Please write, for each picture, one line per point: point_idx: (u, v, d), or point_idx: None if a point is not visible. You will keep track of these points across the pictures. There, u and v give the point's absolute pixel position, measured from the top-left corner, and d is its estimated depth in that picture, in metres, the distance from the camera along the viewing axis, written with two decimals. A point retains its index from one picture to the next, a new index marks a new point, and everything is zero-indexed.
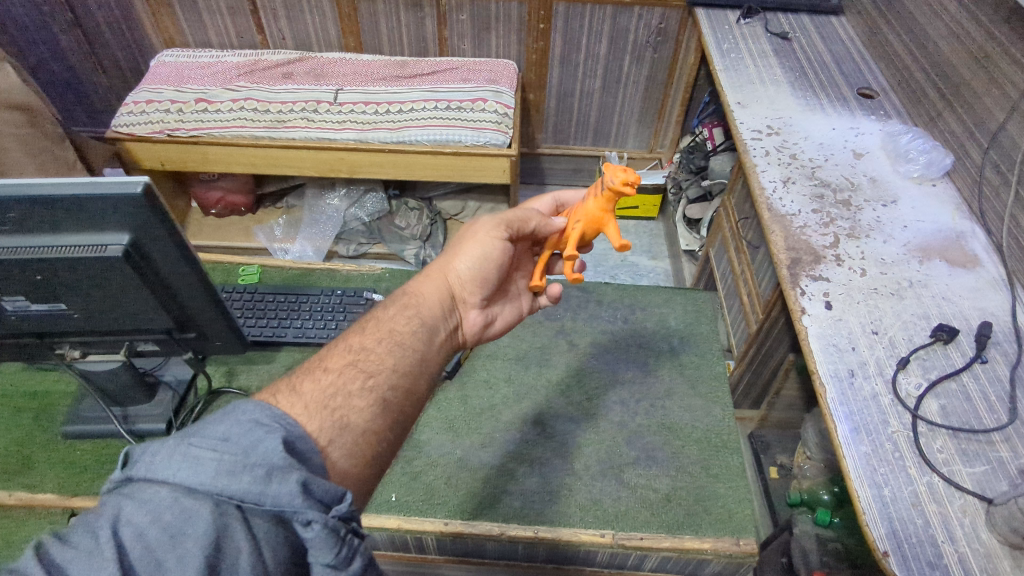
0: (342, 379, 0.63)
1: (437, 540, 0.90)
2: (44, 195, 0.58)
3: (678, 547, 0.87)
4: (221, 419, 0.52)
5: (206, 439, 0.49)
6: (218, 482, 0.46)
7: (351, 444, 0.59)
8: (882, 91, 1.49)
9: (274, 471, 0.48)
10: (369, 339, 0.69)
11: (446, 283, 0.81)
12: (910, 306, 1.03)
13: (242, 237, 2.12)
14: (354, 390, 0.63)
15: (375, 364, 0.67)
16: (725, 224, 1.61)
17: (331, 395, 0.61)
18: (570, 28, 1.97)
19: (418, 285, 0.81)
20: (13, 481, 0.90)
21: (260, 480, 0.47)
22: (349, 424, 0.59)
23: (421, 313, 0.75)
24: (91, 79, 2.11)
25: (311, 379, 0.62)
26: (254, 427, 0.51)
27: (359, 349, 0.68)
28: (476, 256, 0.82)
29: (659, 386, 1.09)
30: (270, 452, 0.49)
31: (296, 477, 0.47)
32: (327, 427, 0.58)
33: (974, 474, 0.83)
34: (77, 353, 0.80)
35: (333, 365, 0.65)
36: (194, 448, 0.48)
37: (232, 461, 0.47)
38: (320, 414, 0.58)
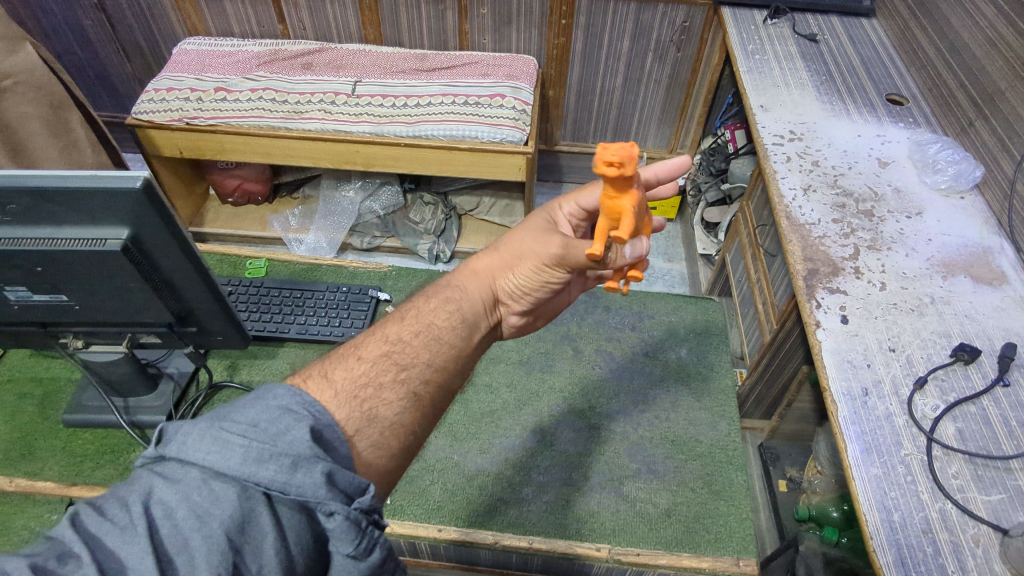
0: (375, 369, 0.61)
1: (431, 545, 0.89)
2: (46, 189, 0.58)
3: (676, 565, 0.85)
4: (252, 403, 0.51)
5: (236, 424, 0.48)
6: (246, 468, 0.45)
7: (379, 435, 0.56)
8: (912, 98, 1.44)
9: (299, 461, 0.47)
10: (405, 330, 0.66)
11: (492, 285, 0.79)
12: (931, 323, 0.99)
13: (257, 227, 2.14)
14: (386, 382, 0.60)
15: (409, 357, 0.64)
16: (743, 229, 1.57)
17: (362, 385, 0.59)
18: (592, 24, 1.94)
19: (466, 279, 0.78)
20: (13, 468, 0.92)
21: (286, 470, 0.46)
22: (377, 416, 0.57)
23: (461, 313, 0.73)
24: (115, 65, 2.14)
25: (343, 367, 0.60)
26: (284, 415, 0.50)
27: (396, 339, 0.65)
28: (530, 272, 0.77)
29: (664, 396, 1.07)
30: (297, 441, 0.48)
31: (321, 468, 0.47)
32: (355, 416, 0.56)
33: (989, 503, 0.79)
34: (80, 343, 0.81)
35: (366, 355, 0.63)
36: (226, 432, 0.47)
37: (260, 449, 0.46)
38: (349, 403, 0.56)
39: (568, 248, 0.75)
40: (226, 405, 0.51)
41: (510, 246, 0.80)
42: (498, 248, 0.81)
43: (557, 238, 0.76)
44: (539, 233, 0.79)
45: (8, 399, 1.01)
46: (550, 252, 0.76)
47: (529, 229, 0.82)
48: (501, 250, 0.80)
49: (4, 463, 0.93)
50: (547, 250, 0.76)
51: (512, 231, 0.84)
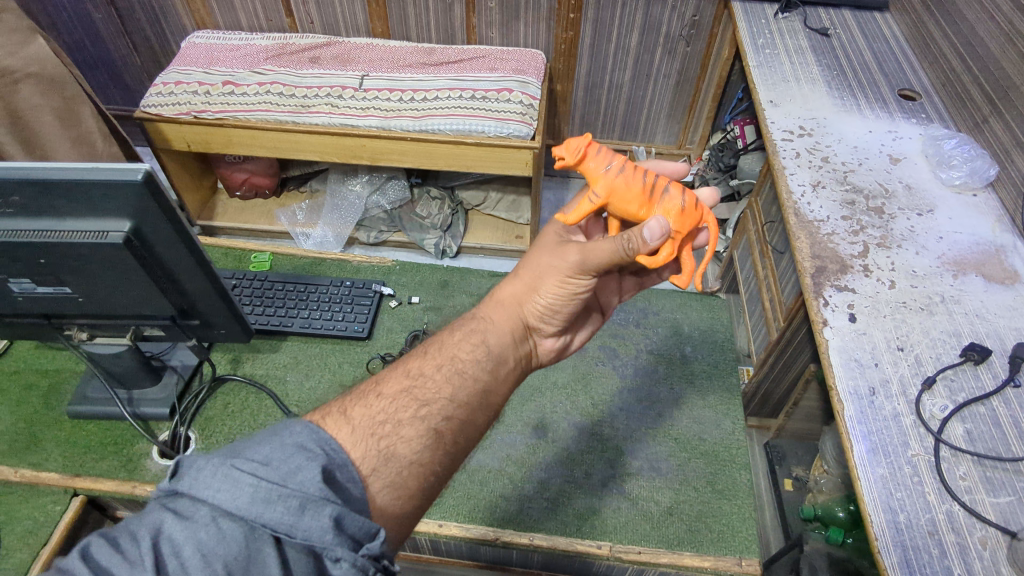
0: (394, 406, 0.61)
1: (431, 541, 0.89)
2: (47, 181, 0.58)
3: (677, 563, 0.84)
4: (266, 440, 0.51)
5: (248, 461, 0.48)
6: (254, 507, 0.46)
7: (396, 475, 0.56)
8: (925, 93, 1.41)
9: (307, 503, 0.47)
10: (428, 365, 0.67)
11: (520, 312, 0.78)
12: (940, 322, 0.98)
13: (264, 221, 2.14)
14: (405, 419, 0.60)
15: (431, 393, 0.64)
16: (752, 226, 1.55)
17: (381, 423, 0.58)
18: (601, 19, 1.92)
19: (491, 309, 0.78)
20: (19, 459, 0.93)
21: (294, 511, 0.46)
22: (394, 454, 0.57)
23: (488, 342, 0.73)
24: (123, 57, 2.15)
25: (363, 404, 0.60)
26: (297, 453, 0.50)
27: (418, 374, 0.65)
28: (556, 288, 0.77)
29: (669, 394, 1.06)
30: (307, 481, 0.48)
31: (329, 512, 0.47)
32: (371, 455, 0.56)
33: (997, 505, 0.78)
34: (84, 334, 0.82)
35: (387, 391, 0.62)
36: (237, 470, 0.47)
37: (268, 488, 0.46)
38: (365, 441, 0.56)
39: (587, 252, 0.75)
40: (243, 442, 0.52)
41: (529, 268, 0.80)
42: (517, 274, 0.81)
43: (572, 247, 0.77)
44: (554, 248, 0.80)
45: (15, 390, 1.02)
46: (569, 260, 0.76)
47: (542, 247, 0.82)
48: (520, 274, 0.80)
49: (11, 453, 0.94)
50: (566, 261, 0.76)
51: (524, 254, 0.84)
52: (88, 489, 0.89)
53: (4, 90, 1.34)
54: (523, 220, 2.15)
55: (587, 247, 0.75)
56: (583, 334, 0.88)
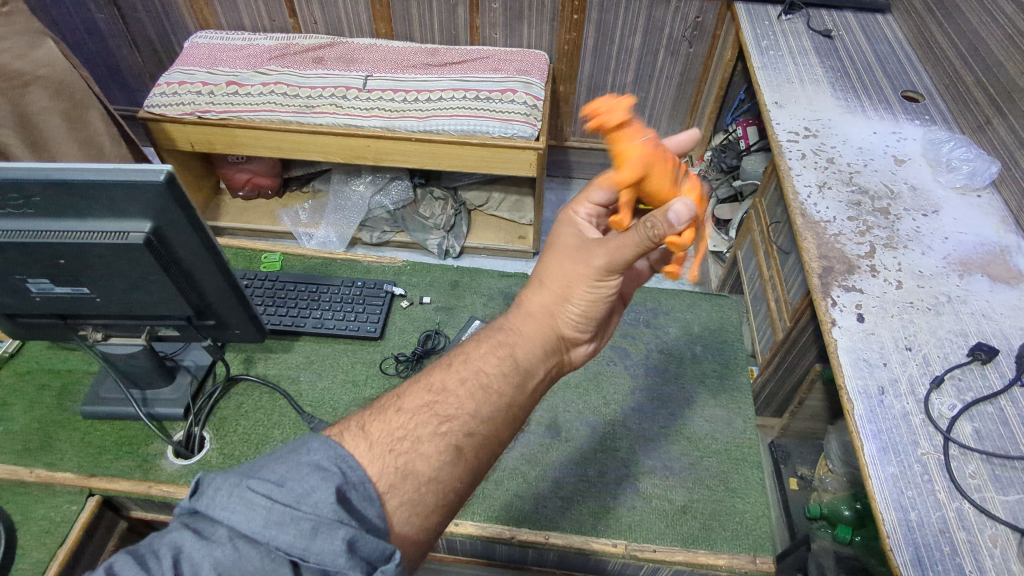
0: (414, 422, 0.59)
1: (447, 539, 0.89)
2: (69, 181, 0.59)
3: (691, 561, 0.85)
4: (283, 459, 0.52)
5: (263, 483, 0.49)
6: (268, 530, 0.47)
7: (413, 492, 0.55)
8: (928, 95, 1.42)
9: (321, 526, 0.47)
10: (450, 379, 0.64)
11: (548, 321, 0.73)
12: (946, 322, 0.98)
13: (267, 221, 2.14)
14: (424, 435, 0.58)
15: (453, 408, 0.61)
16: (756, 227, 1.56)
17: (399, 439, 0.57)
18: (604, 20, 1.93)
19: (520, 323, 0.73)
20: (34, 459, 0.93)
21: (307, 535, 0.47)
22: (412, 471, 0.56)
23: (515, 356, 0.68)
24: (126, 57, 2.15)
25: (382, 419, 0.59)
26: (312, 473, 0.51)
27: (440, 389, 0.63)
28: (586, 295, 0.72)
29: (680, 394, 1.07)
30: (321, 503, 0.48)
31: (342, 535, 0.47)
32: (389, 471, 0.55)
33: (1007, 503, 0.79)
34: (99, 335, 0.83)
35: (407, 406, 0.61)
36: (252, 491, 0.48)
37: (283, 511, 0.47)
38: (383, 458, 0.55)
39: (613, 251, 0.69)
40: (260, 462, 0.53)
41: (555, 278, 0.74)
42: (542, 284, 0.75)
43: (595, 250, 0.71)
44: (577, 253, 0.73)
45: (27, 391, 1.02)
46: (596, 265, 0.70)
47: (562, 252, 0.75)
48: (545, 284, 0.75)
49: (24, 453, 0.94)
50: (590, 269, 0.71)
51: (545, 260, 0.78)
52: (104, 489, 0.90)
53: (11, 92, 1.33)
54: (526, 221, 2.15)
55: (610, 250, 0.69)
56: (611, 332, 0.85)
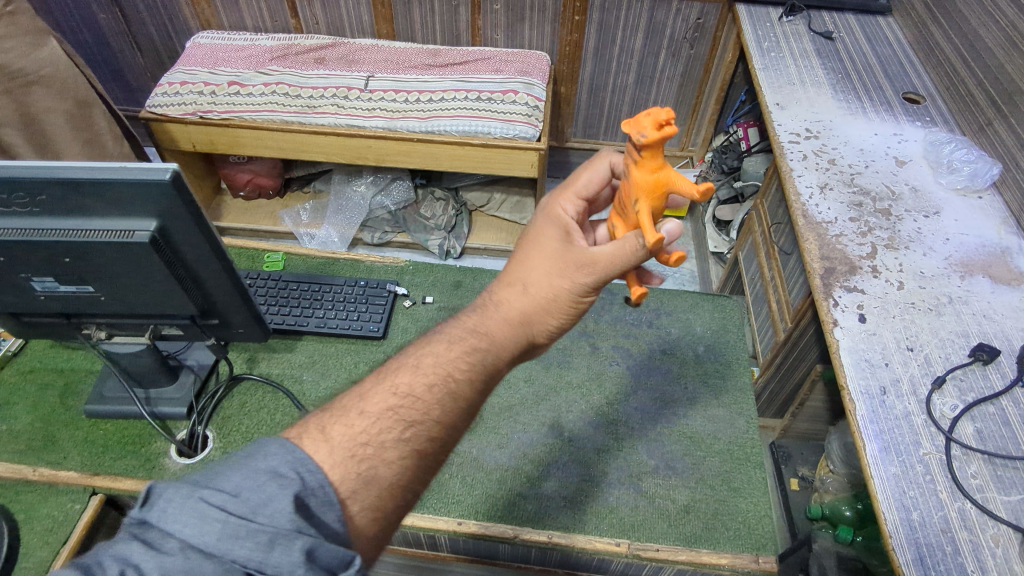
0: (377, 427, 0.54)
1: (451, 538, 0.90)
2: (75, 179, 0.59)
3: (694, 561, 0.85)
4: (237, 466, 0.47)
5: (217, 493, 0.45)
6: (221, 544, 0.42)
7: (374, 499, 0.51)
8: (928, 97, 1.43)
9: (277, 538, 0.43)
10: (418, 383, 0.58)
11: (525, 330, 0.67)
12: (948, 323, 0.99)
13: (268, 221, 2.14)
14: (388, 442, 0.53)
15: (419, 414, 0.56)
16: (757, 227, 1.56)
17: (362, 444, 0.52)
18: (606, 21, 1.93)
19: (489, 328, 0.66)
20: (38, 458, 0.93)
21: (262, 548, 0.42)
22: (374, 478, 0.51)
23: (485, 362, 0.63)
24: (128, 57, 2.15)
25: (343, 422, 0.54)
26: (268, 481, 0.46)
27: (406, 393, 0.57)
28: (566, 310, 0.69)
29: (683, 394, 1.07)
30: (279, 514, 0.44)
31: (300, 545, 0.43)
32: (351, 478, 0.50)
33: (1009, 503, 0.79)
34: (103, 333, 0.83)
35: (370, 409, 0.55)
36: (205, 503, 0.44)
37: (237, 524, 0.43)
38: (345, 464, 0.51)
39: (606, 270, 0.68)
40: (215, 466, 0.48)
41: (538, 285, 0.68)
42: (522, 287, 0.69)
43: (587, 265, 0.68)
44: (566, 263, 0.68)
45: (31, 390, 1.02)
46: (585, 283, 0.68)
47: (547, 257, 0.70)
48: (527, 290, 0.68)
49: (29, 452, 0.94)
50: (577, 283, 0.68)
51: (524, 260, 0.71)
52: (107, 487, 0.89)
53: (16, 92, 1.34)
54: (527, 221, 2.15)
55: (601, 268, 0.68)
56: None
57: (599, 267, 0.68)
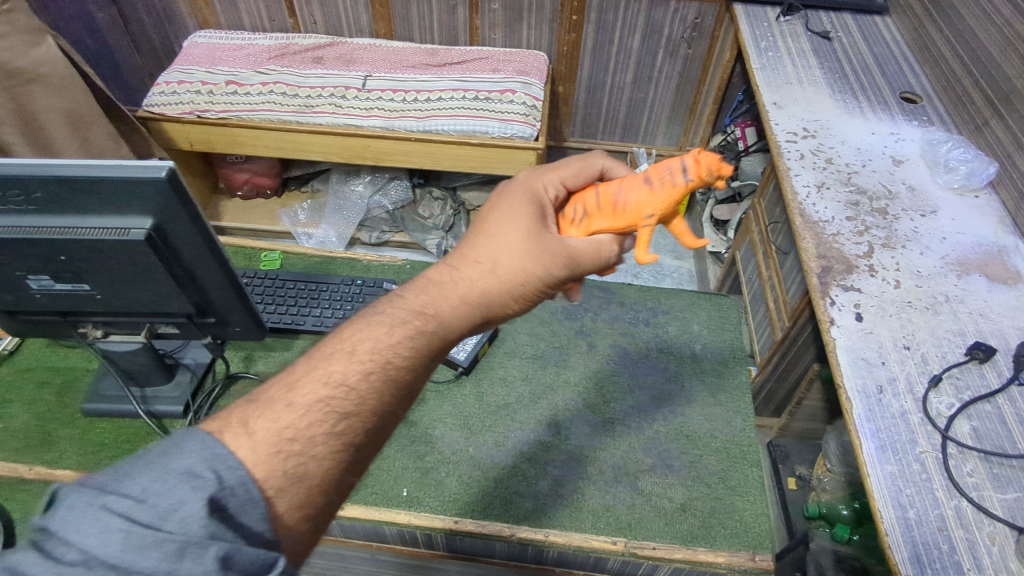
0: (306, 421, 0.49)
1: (446, 537, 0.89)
2: (69, 177, 0.59)
3: (691, 559, 0.85)
4: (145, 468, 0.43)
5: (120, 499, 0.41)
6: (124, 556, 0.39)
7: (304, 496, 0.48)
8: (925, 96, 1.43)
9: (188, 547, 0.39)
10: (354, 372, 0.53)
11: (485, 312, 0.64)
12: (945, 321, 0.99)
13: (266, 220, 2.14)
14: (320, 436, 0.49)
15: (354, 405, 0.52)
16: (754, 227, 1.56)
17: (288, 440, 0.48)
18: (604, 21, 1.93)
19: (441, 311, 0.60)
20: (34, 456, 0.93)
21: (170, 558, 0.39)
22: (304, 475, 0.48)
23: (431, 345, 0.59)
24: (126, 57, 2.14)
25: (269, 415, 0.49)
26: (181, 483, 0.42)
27: (340, 384, 0.52)
28: (529, 297, 0.67)
29: (679, 392, 1.07)
30: (189, 519, 0.41)
31: (214, 552, 0.40)
32: (276, 475, 0.47)
33: (1005, 501, 0.79)
34: (99, 332, 0.83)
35: (298, 400, 0.50)
36: (106, 512, 0.40)
37: (142, 534, 0.39)
38: (270, 461, 0.47)
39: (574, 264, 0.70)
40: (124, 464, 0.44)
41: (507, 266, 0.65)
42: (494, 268, 0.64)
43: (560, 255, 0.68)
44: (539, 249, 0.67)
45: (27, 388, 1.02)
46: (556, 275, 0.68)
47: (520, 239, 0.66)
48: (495, 270, 0.64)
49: (25, 451, 0.94)
50: (548, 271, 0.67)
51: (493, 237, 0.66)
52: None
53: (15, 89, 1.35)
54: None
55: (571, 262, 0.70)
56: None
57: (570, 261, 0.69)
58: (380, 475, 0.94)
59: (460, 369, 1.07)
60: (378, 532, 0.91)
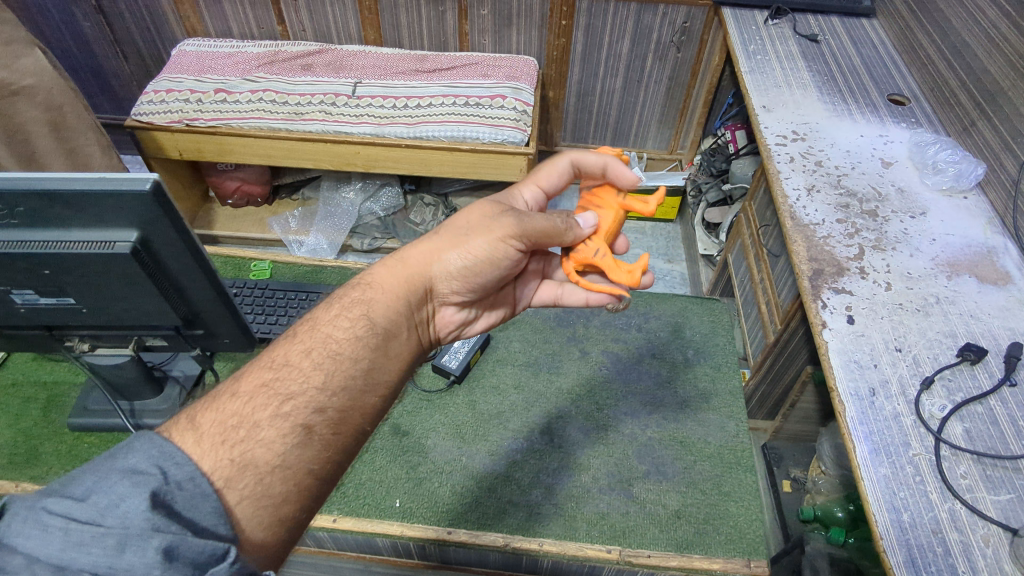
0: (251, 407, 0.54)
1: (439, 547, 0.88)
2: (47, 191, 0.58)
3: (686, 566, 0.85)
4: (94, 468, 0.45)
5: (61, 501, 0.42)
6: (65, 554, 0.40)
7: (254, 485, 0.50)
8: (913, 98, 1.44)
9: (129, 539, 0.41)
10: (295, 352, 0.60)
11: (427, 265, 0.72)
12: (936, 323, 0.99)
13: (257, 229, 2.12)
14: (263, 420, 0.53)
15: (296, 384, 0.57)
16: (746, 230, 1.56)
17: (233, 427, 0.52)
18: (593, 26, 1.94)
19: (375, 277, 0.70)
20: (19, 472, 0.91)
21: (111, 552, 0.40)
22: (251, 461, 0.51)
23: (370, 316, 0.65)
24: (113, 66, 2.12)
25: (213, 408, 0.53)
26: (122, 479, 0.44)
27: (282, 364, 0.58)
28: (475, 254, 0.72)
29: (672, 398, 1.07)
30: (131, 513, 0.42)
31: (156, 544, 0.41)
32: (224, 464, 0.50)
33: (998, 503, 0.79)
34: (86, 345, 0.82)
35: (243, 389, 0.56)
36: (46, 513, 0.41)
37: (80, 530, 0.41)
38: (217, 450, 0.50)
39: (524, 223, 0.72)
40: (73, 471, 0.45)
41: (457, 226, 0.74)
42: (434, 235, 0.74)
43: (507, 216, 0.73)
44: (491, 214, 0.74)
45: (12, 403, 1.01)
46: (504, 230, 0.72)
47: (475, 216, 0.74)
48: (450, 230, 0.74)
49: (11, 467, 0.92)
50: (495, 228, 0.72)
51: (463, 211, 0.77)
52: None
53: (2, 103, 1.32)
54: None
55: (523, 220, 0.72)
56: (484, 315, 0.85)
57: (518, 226, 0.72)
58: (371, 487, 0.93)
59: (452, 378, 1.06)
60: (371, 543, 0.90)
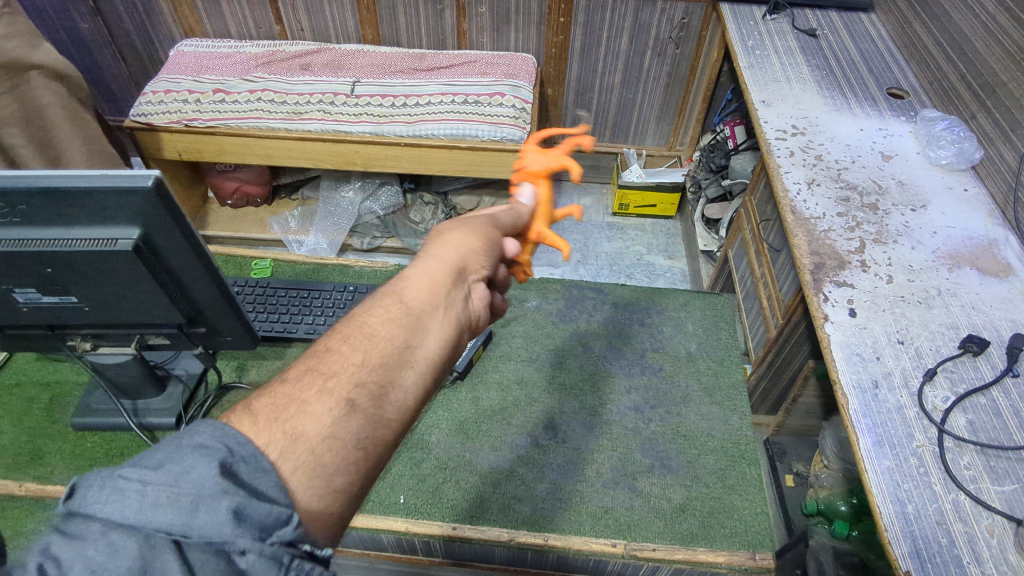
0: (298, 385, 0.46)
1: (445, 544, 0.89)
2: (53, 188, 0.58)
3: (691, 560, 0.84)
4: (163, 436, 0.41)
5: (138, 467, 0.38)
6: (143, 515, 0.36)
7: (309, 458, 0.42)
8: (913, 92, 1.44)
9: (202, 499, 0.37)
10: (335, 338, 0.50)
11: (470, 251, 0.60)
12: (938, 315, 0.99)
13: (256, 229, 2.12)
14: (311, 395, 0.45)
15: (340, 363, 0.48)
16: (746, 225, 1.56)
17: (284, 403, 0.45)
18: (592, 22, 1.93)
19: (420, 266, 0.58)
20: (24, 472, 0.91)
21: (186, 511, 0.36)
22: (302, 434, 0.43)
23: (415, 303, 0.54)
24: (110, 68, 2.12)
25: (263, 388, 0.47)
26: (194, 447, 0.40)
27: (325, 347, 0.50)
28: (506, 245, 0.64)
29: (675, 391, 1.07)
30: (204, 477, 0.38)
31: (226, 504, 0.37)
32: (278, 439, 0.42)
33: (1001, 493, 0.79)
34: (88, 345, 0.82)
35: (290, 372, 0.48)
36: (125, 478, 0.38)
37: (157, 492, 0.37)
38: (269, 425, 0.43)
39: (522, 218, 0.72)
40: None
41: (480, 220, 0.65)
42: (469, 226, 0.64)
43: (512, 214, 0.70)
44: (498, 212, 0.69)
45: (16, 403, 1.01)
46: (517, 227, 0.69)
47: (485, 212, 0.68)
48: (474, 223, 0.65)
49: (13, 468, 0.92)
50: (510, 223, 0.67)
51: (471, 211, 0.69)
52: None
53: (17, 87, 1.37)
54: None
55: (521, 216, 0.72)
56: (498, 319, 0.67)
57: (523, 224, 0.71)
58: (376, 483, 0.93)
59: (455, 375, 1.06)
60: (375, 539, 0.90)
